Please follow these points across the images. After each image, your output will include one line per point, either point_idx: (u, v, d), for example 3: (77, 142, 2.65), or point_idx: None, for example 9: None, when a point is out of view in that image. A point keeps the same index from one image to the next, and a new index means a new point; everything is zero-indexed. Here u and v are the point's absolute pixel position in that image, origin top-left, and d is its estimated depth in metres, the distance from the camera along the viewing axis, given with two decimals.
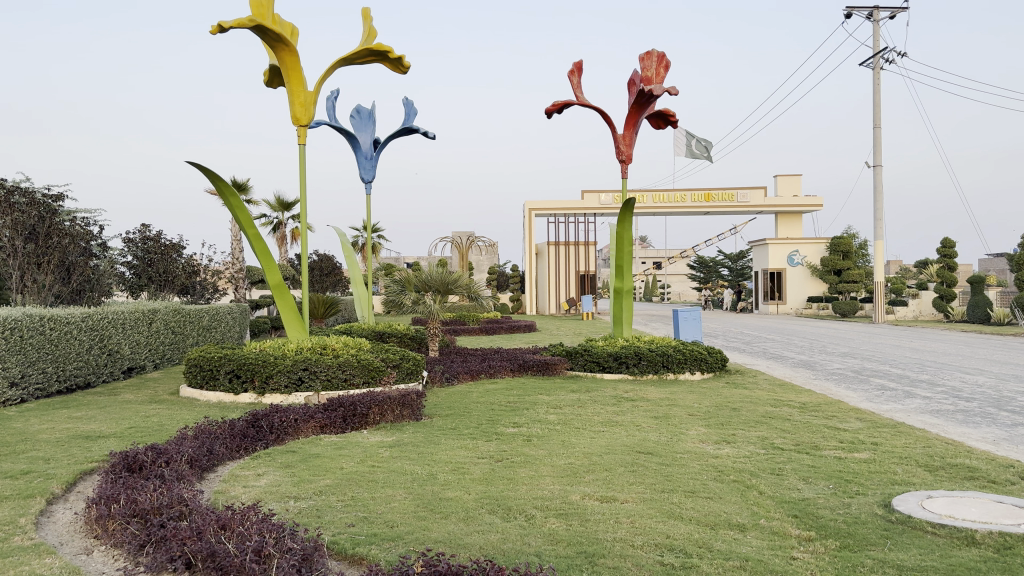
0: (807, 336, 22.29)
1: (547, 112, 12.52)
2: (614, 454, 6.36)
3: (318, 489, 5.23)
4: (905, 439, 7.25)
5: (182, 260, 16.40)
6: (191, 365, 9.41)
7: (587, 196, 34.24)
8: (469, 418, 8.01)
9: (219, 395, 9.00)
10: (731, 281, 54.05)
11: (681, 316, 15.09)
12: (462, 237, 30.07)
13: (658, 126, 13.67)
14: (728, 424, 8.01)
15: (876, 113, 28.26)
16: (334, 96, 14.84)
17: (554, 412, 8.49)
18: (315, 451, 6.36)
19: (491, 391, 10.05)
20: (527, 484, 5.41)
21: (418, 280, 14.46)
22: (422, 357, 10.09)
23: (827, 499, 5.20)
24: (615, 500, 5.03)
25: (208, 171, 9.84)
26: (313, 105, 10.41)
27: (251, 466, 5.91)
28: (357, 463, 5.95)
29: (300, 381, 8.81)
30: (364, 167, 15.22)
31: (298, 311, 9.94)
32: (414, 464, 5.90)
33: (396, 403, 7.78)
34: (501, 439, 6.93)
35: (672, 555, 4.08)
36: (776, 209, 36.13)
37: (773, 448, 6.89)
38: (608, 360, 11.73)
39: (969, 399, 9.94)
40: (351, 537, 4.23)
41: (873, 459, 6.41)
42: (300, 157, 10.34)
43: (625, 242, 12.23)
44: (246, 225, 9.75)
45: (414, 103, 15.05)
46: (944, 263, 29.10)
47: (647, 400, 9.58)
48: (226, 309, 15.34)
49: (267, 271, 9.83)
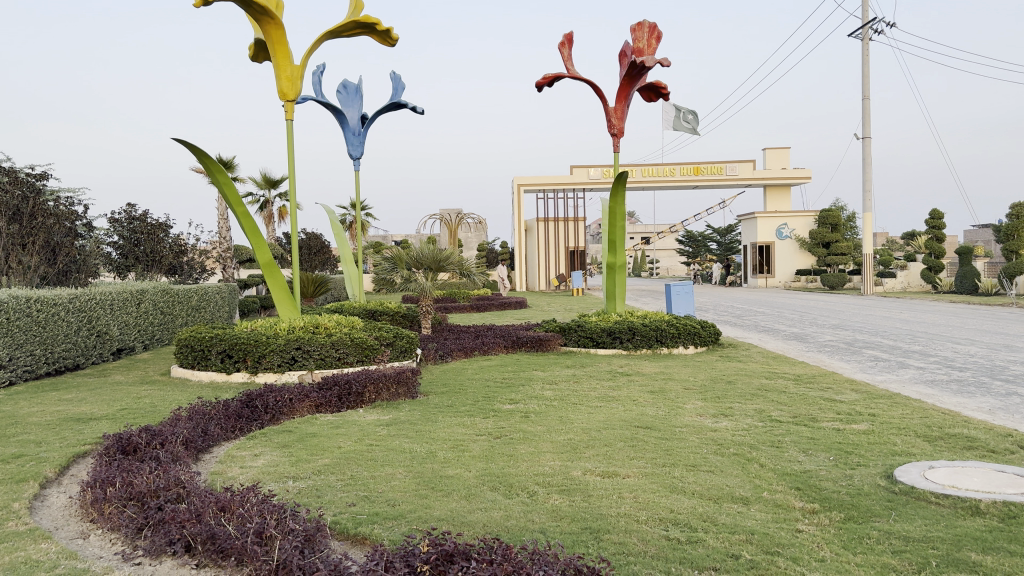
0: (797, 308, 22.34)
1: (538, 85, 12.37)
2: (613, 430, 6.32)
3: (317, 468, 5.18)
4: (902, 410, 7.25)
5: (169, 239, 16.21)
6: (182, 345, 9.29)
7: (576, 170, 34.05)
8: (465, 396, 7.96)
9: (211, 375, 8.91)
10: (720, 255, 54.17)
11: (674, 291, 15.08)
12: (451, 214, 29.92)
13: (649, 99, 13.56)
14: (724, 398, 7.98)
15: (864, 84, 28.14)
16: (320, 70, 14.61)
17: (550, 388, 8.45)
18: (311, 430, 6.29)
19: (485, 368, 10.01)
20: (527, 459, 5.37)
21: (409, 258, 14.35)
22: (416, 334, 10.01)
23: (828, 470, 5.19)
24: (617, 475, 4.99)
25: (194, 147, 9.67)
26: (300, 79, 10.24)
27: (247, 446, 5.84)
28: (354, 441, 5.88)
29: (293, 360, 8.74)
30: (352, 144, 15.04)
31: (289, 289, 9.82)
32: (412, 442, 5.85)
33: (392, 381, 7.71)
34: (498, 416, 6.89)
35: (677, 530, 4.05)
36: (765, 182, 36.07)
37: (771, 420, 6.88)
38: (602, 335, 11.69)
39: (962, 369, 9.98)
40: (353, 516, 4.18)
41: (871, 430, 6.41)
42: (288, 132, 10.17)
43: (618, 216, 12.15)
44: (234, 203, 9.59)
45: (402, 78, 14.82)
46: (932, 235, 29.12)
47: (642, 374, 9.57)
48: (215, 288, 15.21)
49: (257, 250, 9.69)
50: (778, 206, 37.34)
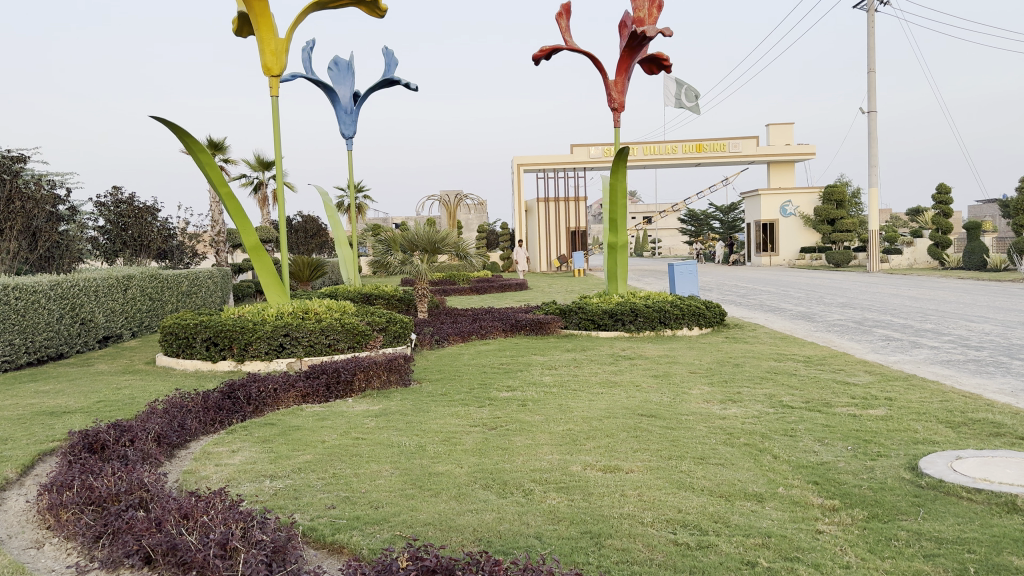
0: (803, 286, 21.97)
1: (535, 57, 11.92)
2: (615, 419, 5.95)
3: (297, 466, 4.82)
4: (919, 393, 6.88)
5: (158, 223, 15.81)
6: (166, 333, 8.93)
7: (576, 149, 33.52)
8: (460, 383, 7.60)
9: (196, 363, 8.55)
10: (723, 234, 53.70)
11: (677, 272, 14.64)
12: (449, 196, 29.48)
13: (650, 72, 13.11)
14: (732, 381, 7.63)
15: (870, 57, 27.60)
16: (310, 46, 14.16)
17: (549, 373, 8.11)
18: (295, 423, 5.93)
19: (482, 353, 9.66)
20: (523, 453, 5.00)
21: (404, 240, 13.97)
22: (410, 319, 9.63)
23: (847, 462, 4.82)
24: (620, 470, 4.63)
25: (174, 126, 9.25)
26: (284, 53, 9.80)
27: (225, 441, 5.48)
28: (339, 435, 5.50)
29: (281, 347, 8.37)
30: (344, 122, 14.63)
31: (278, 274, 9.44)
32: (401, 434, 5.49)
33: (383, 368, 7.34)
34: (494, 405, 6.52)
35: (686, 533, 3.69)
36: (768, 159, 35.53)
37: (782, 406, 6.51)
38: (603, 318, 11.26)
39: (978, 348, 9.60)
40: (331, 521, 3.82)
41: (889, 416, 6.04)
42: (273, 109, 9.75)
43: (620, 194, 11.74)
44: (218, 184, 9.19)
45: (395, 53, 14.36)
46: (939, 211, 28.61)
47: (646, 357, 9.19)
48: (206, 273, 14.83)
49: (242, 232, 9.30)
50: (781, 183, 36.81)
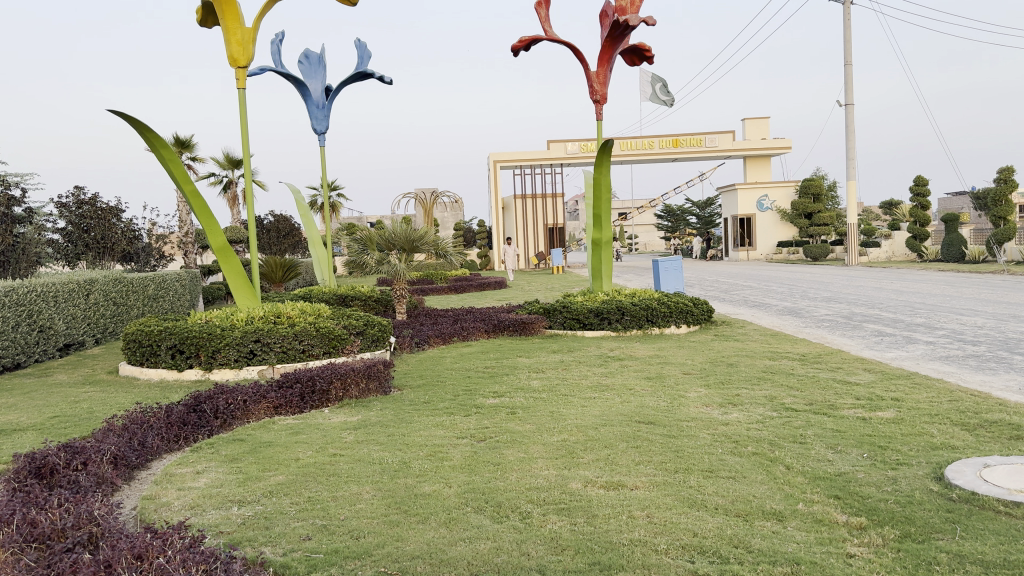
0: (784, 281, 21.75)
1: (514, 49, 11.51)
2: (612, 427, 5.54)
3: (267, 489, 4.37)
4: (926, 393, 6.56)
5: (122, 224, 15.19)
6: (129, 341, 8.42)
7: (553, 145, 33.12)
8: (443, 389, 7.18)
9: (161, 373, 8.05)
10: (700, 229, 53.67)
11: (662, 267, 14.36)
12: (425, 193, 28.97)
13: (632, 63, 12.76)
14: (729, 383, 7.26)
15: (846, 50, 27.51)
16: (279, 38, 13.63)
17: (537, 378, 7.70)
18: (266, 438, 5.48)
19: (465, 356, 9.23)
20: (516, 468, 4.59)
21: (380, 238, 13.42)
22: (389, 322, 9.19)
23: (867, 473, 4.47)
24: (623, 487, 4.23)
25: (133, 121, 8.70)
26: (251, 43, 9.29)
27: (190, 461, 5.02)
28: (314, 452, 5.05)
29: (252, 354, 7.91)
30: (316, 118, 14.13)
31: (247, 276, 8.94)
32: (382, 449, 5.06)
33: (362, 376, 6.89)
34: (481, 413, 6.10)
35: (706, 562, 3.30)
36: (745, 153, 35.40)
37: (786, 409, 6.16)
38: (589, 316, 10.90)
39: (975, 343, 9.33)
40: (307, 557, 3.39)
41: (899, 419, 5.71)
42: (240, 102, 9.25)
43: (604, 187, 11.36)
44: (181, 181, 8.67)
45: (368, 45, 13.87)
46: (917, 203, 28.50)
47: (636, 358, 8.82)
48: (173, 276, 14.26)
49: (209, 232, 8.80)
50: (758, 177, 36.71)
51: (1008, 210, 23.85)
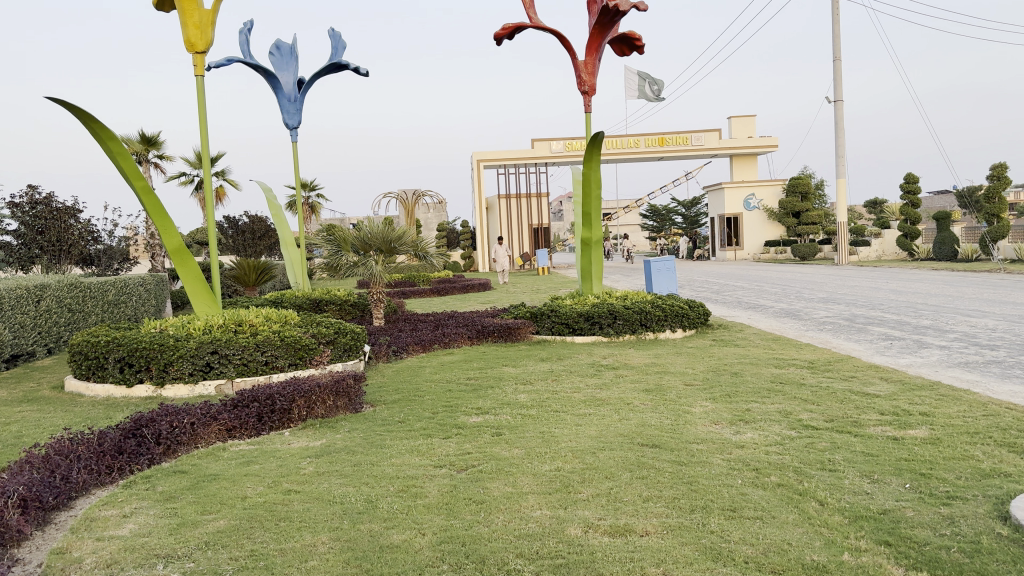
0: (777, 280, 21.16)
1: (497, 37, 10.81)
2: (611, 451, 4.84)
3: (203, 539, 3.63)
4: (956, 406, 5.90)
5: (80, 225, 14.36)
6: (74, 353, 7.64)
7: (537, 143, 32.45)
8: (421, 405, 6.45)
9: (108, 389, 7.27)
10: (686, 229, 53.21)
11: (654, 268, 13.69)
12: (407, 193, 28.22)
13: (622, 53, 12.10)
14: (736, 396, 6.59)
15: (835, 45, 27.03)
16: (248, 28, 12.88)
17: (524, 391, 6.98)
18: (212, 470, 4.74)
19: (446, 365, 8.50)
20: (502, 508, 3.87)
21: (354, 239, 12.56)
22: (363, 329, 8.47)
23: (918, 511, 3.79)
24: (631, 533, 3.53)
25: (78, 110, 7.91)
26: (210, 26, 8.53)
27: (117, 500, 4.27)
28: (264, 489, 4.31)
29: (209, 367, 7.14)
30: (288, 111, 13.35)
31: (206, 280, 8.17)
32: (346, 484, 4.32)
33: (328, 393, 6.15)
34: (463, 435, 5.38)
35: None
36: (731, 151, 34.87)
37: (805, 427, 5.47)
38: (579, 321, 10.21)
39: (992, 347, 8.71)
40: None
41: (936, 439, 5.03)
42: (198, 90, 8.49)
43: (593, 184, 10.68)
44: (132, 175, 7.89)
45: (342, 35, 13.13)
46: (907, 200, 28.02)
47: (631, 367, 8.13)
48: (137, 279, 13.43)
49: (163, 234, 8.02)
50: (744, 176, 36.22)
51: (1001, 207, 23.37)
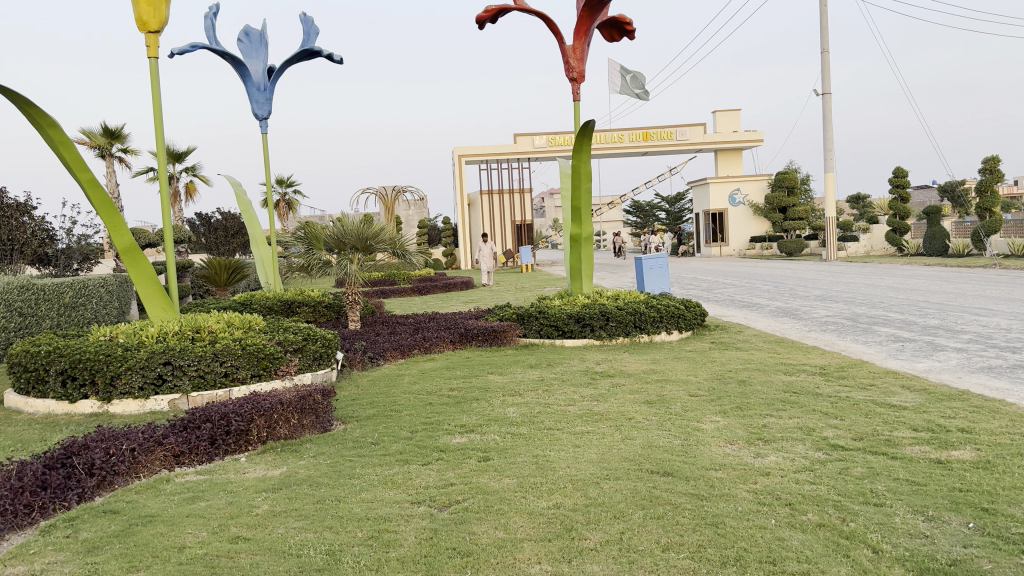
0: (768, 277, 20.60)
1: (479, 20, 10.11)
2: (619, 481, 4.17)
3: None
4: (996, 421, 5.28)
5: (32, 222, 13.57)
6: (13, 364, 6.86)
7: (519, 138, 31.74)
8: (398, 423, 5.75)
9: (49, 405, 6.49)
10: (669, 225, 52.65)
11: (646, 266, 13.10)
12: (387, 189, 27.42)
13: (611, 38, 11.42)
14: (749, 409, 5.94)
15: (823, 38, 26.56)
16: (214, 12, 12.10)
17: (513, 404, 6.29)
18: (150, 509, 4.01)
19: (426, 374, 7.80)
20: (493, 563, 3.19)
21: (328, 236, 11.75)
22: (334, 335, 7.77)
23: (995, 562, 3.14)
24: None
25: (15, 96, 7.13)
26: (164, 3, 7.75)
27: (28, 553, 3.52)
28: (208, 536, 3.59)
29: (161, 381, 6.40)
30: (257, 101, 12.57)
31: (161, 282, 7.41)
32: (305, 529, 3.62)
33: (292, 410, 5.44)
34: (445, 461, 4.69)
35: None
36: (716, 146, 34.36)
37: (834, 448, 4.82)
38: (569, 323, 9.54)
39: (1012, 349, 8.13)
40: None
41: (987, 462, 4.41)
42: (152, 74, 7.73)
43: (582, 176, 10.02)
44: (77, 168, 7.13)
45: (314, 20, 12.35)
46: (897, 195, 27.62)
47: (627, 374, 7.47)
48: (97, 280, 12.61)
49: (112, 232, 7.27)
50: (729, 171, 35.75)
51: (994, 201, 22.90)
